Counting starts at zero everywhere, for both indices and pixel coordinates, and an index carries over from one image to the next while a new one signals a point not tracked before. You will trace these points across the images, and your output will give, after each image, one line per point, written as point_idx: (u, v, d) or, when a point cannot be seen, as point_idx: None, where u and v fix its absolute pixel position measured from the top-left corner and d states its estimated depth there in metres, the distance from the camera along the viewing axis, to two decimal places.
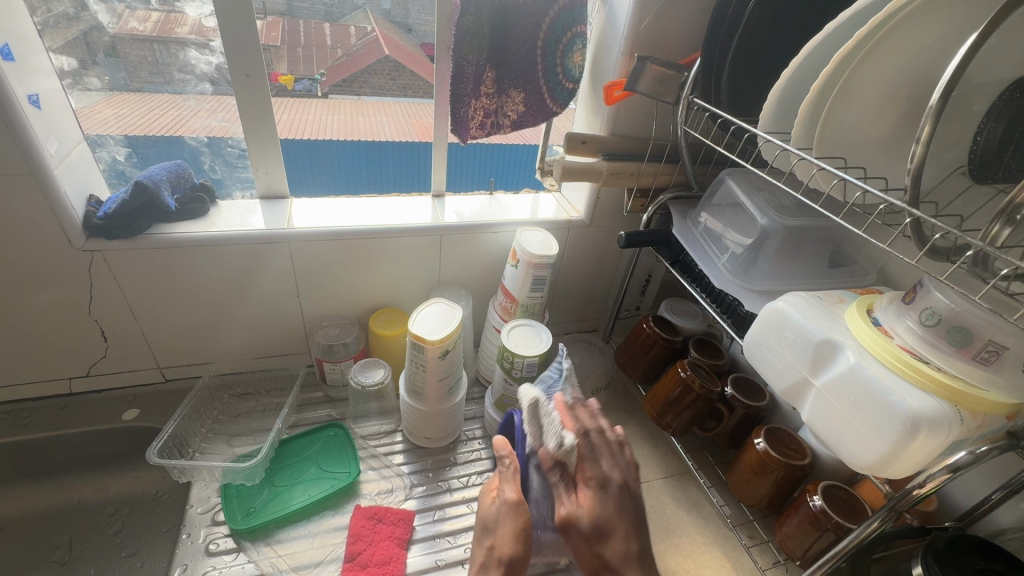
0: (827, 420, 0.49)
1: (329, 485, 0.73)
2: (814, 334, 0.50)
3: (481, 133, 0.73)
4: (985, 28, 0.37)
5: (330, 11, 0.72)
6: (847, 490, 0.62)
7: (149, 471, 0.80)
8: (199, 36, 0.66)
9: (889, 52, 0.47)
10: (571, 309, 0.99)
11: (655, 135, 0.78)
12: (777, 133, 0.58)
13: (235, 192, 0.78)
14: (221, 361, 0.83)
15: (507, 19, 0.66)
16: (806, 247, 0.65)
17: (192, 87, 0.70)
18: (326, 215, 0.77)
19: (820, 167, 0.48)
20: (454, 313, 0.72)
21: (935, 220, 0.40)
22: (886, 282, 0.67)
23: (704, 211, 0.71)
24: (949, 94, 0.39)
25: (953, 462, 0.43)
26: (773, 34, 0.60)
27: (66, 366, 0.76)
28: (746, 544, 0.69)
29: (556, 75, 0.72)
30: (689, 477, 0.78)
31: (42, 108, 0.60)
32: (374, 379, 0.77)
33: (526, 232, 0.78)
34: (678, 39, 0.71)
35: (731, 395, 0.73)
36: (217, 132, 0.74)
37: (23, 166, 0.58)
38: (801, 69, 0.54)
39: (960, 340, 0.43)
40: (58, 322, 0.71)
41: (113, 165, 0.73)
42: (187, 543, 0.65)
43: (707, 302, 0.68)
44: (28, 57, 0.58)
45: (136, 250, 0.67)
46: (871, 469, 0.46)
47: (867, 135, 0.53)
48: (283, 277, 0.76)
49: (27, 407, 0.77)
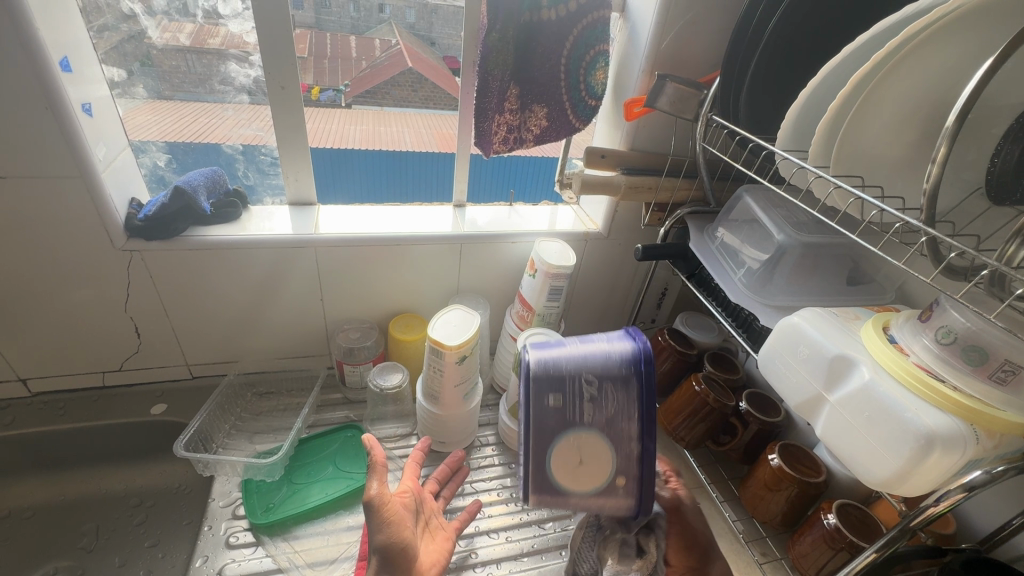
0: (841, 436, 0.49)
1: (345, 484, 0.75)
2: (829, 350, 0.50)
3: (504, 148, 0.76)
4: (1001, 53, 0.38)
5: (356, 24, 0.75)
6: (862, 510, 0.61)
7: (174, 465, 0.82)
8: (238, 49, 0.70)
9: (906, 77, 0.48)
10: (587, 320, 1.00)
11: (674, 151, 0.80)
12: (794, 151, 0.59)
13: (266, 199, 0.82)
14: (246, 360, 0.86)
15: (532, 36, 0.68)
16: (823, 264, 0.65)
17: (231, 97, 0.74)
18: (350, 222, 0.80)
19: (837, 184, 0.48)
20: (473, 319, 0.74)
21: (950, 238, 0.41)
22: (905, 301, 0.67)
23: (721, 226, 0.72)
24: (964, 116, 0.40)
25: (969, 481, 0.42)
26: (793, 54, 0.62)
27: (102, 360, 0.79)
28: (759, 561, 0.68)
29: (578, 92, 0.74)
30: (702, 491, 0.78)
31: (93, 115, 0.64)
32: (392, 382, 0.78)
33: (545, 243, 0.80)
34: (700, 57, 0.73)
35: (745, 410, 0.73)
36: (251, 141, 0.79)
37: (74, 170, 0.62)
38: (820, 89, 0.55)
39: (976, 359, 0.44)
40: (96, 317, 0.74)
41: (154, 170, 0.77)
42: (208, 535, 0.67)
43: (723, 315, 0.69)
44: (83, 68, 0.62)
45: (171, 250, 0.70)
46: (885, 486, 0.46)
47: (884, 157, 0.53)
48: (308, 280, 0.79)
49: (63, 398, 0.80)
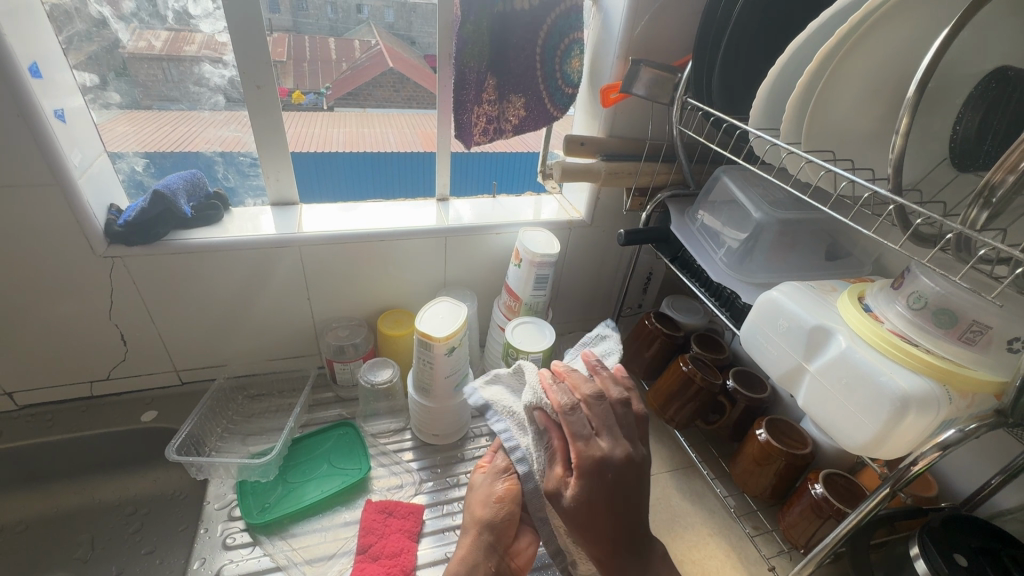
0: (822, 404, 0.50)
1: (341, 480, 0.75)
2: (806, 321, 0.52)
3: (484, 139, 0.76)
4: (956, 23, 0.39)
5: (335, 26, 0.75)
6: (847, 477, 0.63)
7: (167, 471, 0.82)
8: (211, 51, 0.69)
9: (871, 51, 0.49)
10: (576, 308, 1.01)
11: (651, 135, 0.81)
12: (767, 129, 0.60)
13: (247, 200, 0.81)
14: (234, 363, 0.85)
15: (507, 27, 0.68)
16: (801, 240, 0.67)
17: (206, 100, 0.74)
18: (333, 220, 0.80)
19: (809, 159, 0.49)
20: (460, 311, 0.74)
21: (914, 206, 0.42)
22: (882, 273, 0.68)
23: (701, 208, 0.73)
24: (925, 86, 0.41)
25: (943, 440, 0.41)
26: (762, 34, 0.62)
27: (89, 370, 0.79)
28: (751, 534, 0.70)
29: (555, 80, 0.74)
30: (694, 469, 0.79)
31: (67, 122, 0.63)
32: (382, 377, 0.79)
33: (529, 233, 0.81)
34: (673, 42, 0.73)
35: (733, 388, 0.74)
36: (230, 143, 0.78)
37: (50, 177, 0.61)
38: (788, 67, 0.56)
39: (946, 322, 0.45)
40: (82, 327, 0.74)
41: (132, 175, 0.76)
42: (205, 537, 0.67)
43: (706, 295, 0.71)
44: (54, 75, 0.61)
45: (153, 255, 0.70)
46: (865, 450, 0.47)
47: (853, 132, 0.55)
48: (295, 280, 0.79)
49: (51, 410, 0.80)
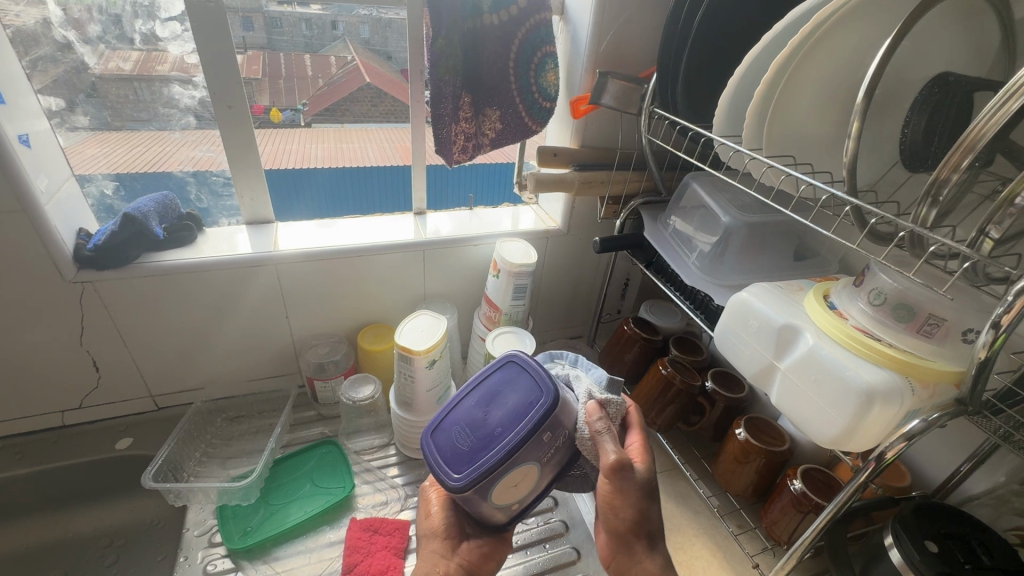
0: (795, 401, 0.51)
1: (324, 500, 0.74)
2: (775, 321, 0.53)
3: (464, 157, 0.77)
4: (896, 33, 0.41)
5: (310, 42, 0.76)
6: (823, 471, 0.65)
7: (144, 500, 0.80)
8: (182, 72, 0.69)
9: (820, 61, 0.52)
10: (557, 317, 1.02)
11: (622, 145, 0.83)
12: (730, 136, 0.62)
13: (221, 220, 0.81)
14: (212, 386, 0.84)
15: (477, 43, 0.70)
16: (769, 242, 0.69)
17: (177, 121, 0.74)
18: (310, 238, 0.80)
19: (769, 164, 0.51)
20: (440, 323, 0.75)
21: (869, 207, 0.43)
22: (847, 271, 0.71)
23: (673, 215, 0.75)
24: (872, 92, 0.43)
25: (908, 430, 0.42)
26: (722, 46, 0.65)
27: (60, 398, 0.77)
28: (734, 532, 0.71)
29: (530, 94, 0.75)
30: (677, 472, 0.80)
31: (32, 147, 0.62)
32: (364, 394, 0.78)
33: (507, 244, 0.81)
34: (639, 54, 0.76)
35: (712, 389, 0.75)
36: (202, 163, 0.77)
37: (15, 204, 0.60)
38: (747, 78, 0.58)
39: (905, 317, 0.47)
40: (53, 355, 0.72)
41: (101, 200, 0.75)
42: (184, 565, 0.66)
43: (680, 299, 0.73)
44: (16, 100, 0.60)
45: (125, 279, 0.69)
46: (835, 443, 0.48)
47: (812, 138, 0.57)
48: (271, 299, 0.79)
49: (20, 442, 0.77)
